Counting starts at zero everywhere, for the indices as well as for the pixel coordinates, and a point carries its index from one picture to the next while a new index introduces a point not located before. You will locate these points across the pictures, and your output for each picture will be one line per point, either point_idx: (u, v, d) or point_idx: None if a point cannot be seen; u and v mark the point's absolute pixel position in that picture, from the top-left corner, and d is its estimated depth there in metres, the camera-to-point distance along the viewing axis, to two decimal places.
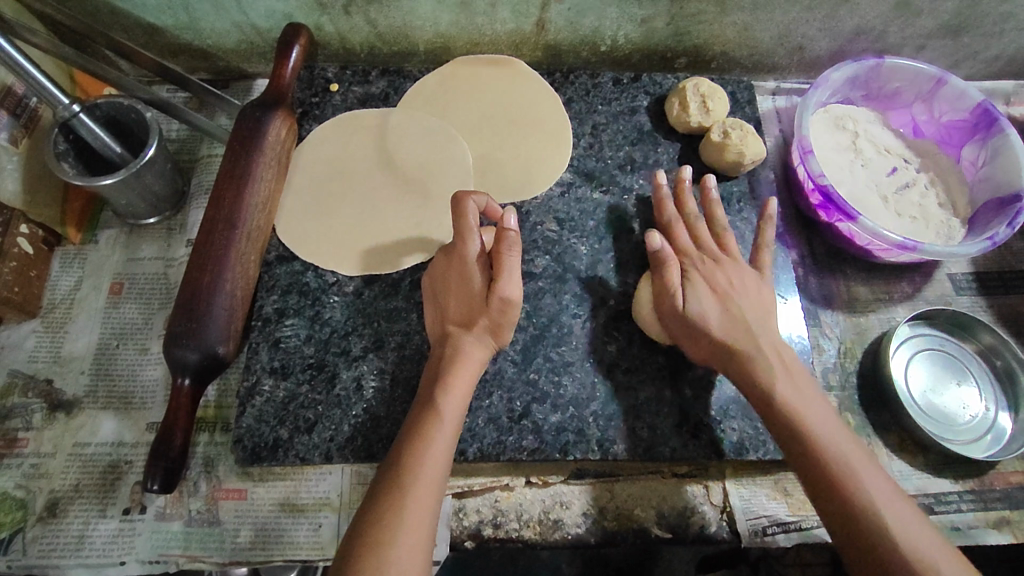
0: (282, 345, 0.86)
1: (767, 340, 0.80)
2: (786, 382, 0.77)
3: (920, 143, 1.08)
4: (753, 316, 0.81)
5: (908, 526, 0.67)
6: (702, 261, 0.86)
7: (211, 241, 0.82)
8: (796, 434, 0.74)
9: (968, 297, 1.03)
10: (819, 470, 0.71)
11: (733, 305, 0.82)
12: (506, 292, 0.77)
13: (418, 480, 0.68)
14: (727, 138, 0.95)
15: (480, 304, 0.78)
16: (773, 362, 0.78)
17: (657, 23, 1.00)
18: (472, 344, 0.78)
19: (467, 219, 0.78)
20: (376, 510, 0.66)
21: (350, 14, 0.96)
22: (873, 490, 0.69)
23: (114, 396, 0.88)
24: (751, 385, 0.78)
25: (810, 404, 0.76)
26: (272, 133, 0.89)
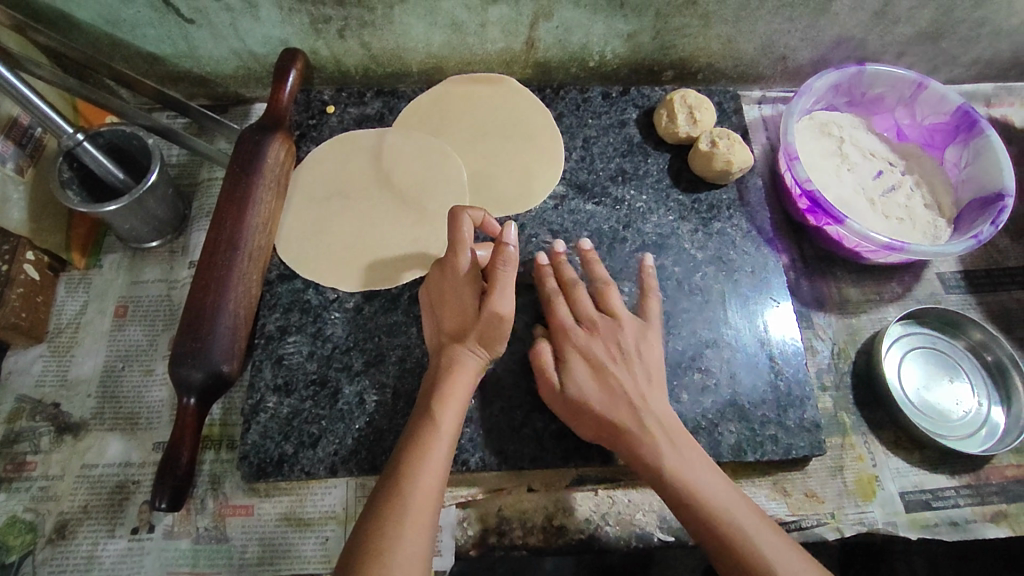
0: (285, 361, 0.87)
1: (664, 412, 0.78)
2: (627, 374, 0.80)
3: (904, 147, 1.10)
4: (638, 366, 0.81)
5: (698, 463, 0.75)
6: (582, 337, 0.83)
7: (213, 262, 0.84)
8: (665, 484, 0.74)
9: (957, 295, 1.05)
10: (696, 513, 0.71)
11: (602, 325, 0.84)
12: (499, 307, 0.79)
13: (417, 487, 0.69)
14: (715, 147, 0.98)
15: (474, 316, 0.80)
16: (655, 375, 0.81)
17: (643, 38, 1.03)
18: (467, 354, 0.79)
19: (460, 230, 0.80)
20: (377, 515, 0.67)
21: (344, 38, 0.99)
22: (734, 511, 0.70)
23: (120, 417, 0.89)
24: (630, 454, 0.77)
25: (676, 444, 0.76)
26: (271, 155, 0.92)
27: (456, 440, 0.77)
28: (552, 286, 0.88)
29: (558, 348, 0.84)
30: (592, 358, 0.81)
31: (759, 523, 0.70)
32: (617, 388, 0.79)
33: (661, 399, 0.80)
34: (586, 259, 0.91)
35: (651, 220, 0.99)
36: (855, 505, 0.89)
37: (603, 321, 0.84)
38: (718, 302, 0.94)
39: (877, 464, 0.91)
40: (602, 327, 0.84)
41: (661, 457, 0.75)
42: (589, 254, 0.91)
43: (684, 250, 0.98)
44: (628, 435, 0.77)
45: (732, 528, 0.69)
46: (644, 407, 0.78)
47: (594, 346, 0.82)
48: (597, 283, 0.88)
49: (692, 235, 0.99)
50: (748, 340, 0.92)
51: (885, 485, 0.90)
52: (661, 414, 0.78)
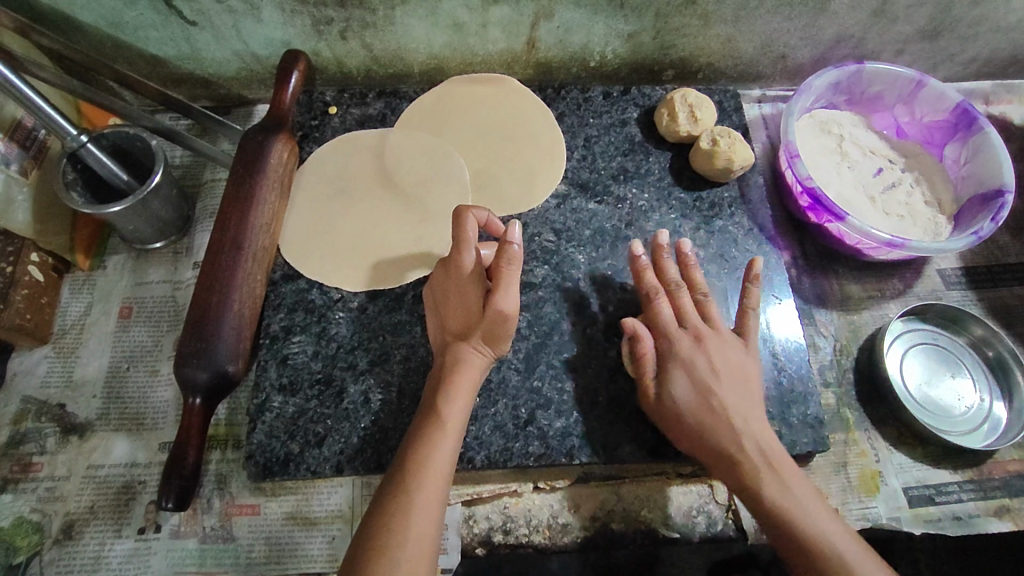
0: (290, 361, 0.88)
1: (759, 426, 0.77)
2: (728, 387, 0.78)
3: (904, 144, 1.11)
4: (723, 389, 0.78)
5: (794, 477, 0.74)
6: (688, 345, 0.81)
7: (218, 262, 0.85)
8: (759, 500, 0.73)
9: (958, 292, 1.05)
10: (796, 540, 0.70)
11: (715, 380, 0.78)
12: (503, 304, 0.78)
13: (422, 485, 0.70)
14: (716, 146, 0.98)
15: (479, 315, 0.80)
16: (729, 391, 0.78)
17: (643, 38, 1.03)
18: (471, 353, 0.79)
19: (465, 230, 0.80)
20: (383, 514, 0.68)
21: (346, 39, 0.99)
22: (843, 549, 0.68)
23: (125, 418, 0.89)
24: (734, 479, 0.75)
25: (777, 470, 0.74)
26: (275, 156, 0.92)
27: (461, 438, 0.77)
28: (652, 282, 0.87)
29: (704, 387, 0.78)
30: (696, 374, 0.79)
31: (841, 530, 0.70)
32: (728, 424, 0.76)
33: (747, 406, 0.78)
34: (662, 251, 0.89)
35: (653, 218, 1.00)
36: (859, 501, 0.89)
37: (685, 334, 0.82)
38: (721, 299, 0.95)
39: (879, 460, 0.92)
40: (703, 342, 0.81)
41: (780, 466, 0.74)
42: (688, 257, 0.90)
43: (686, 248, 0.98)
44: (725, 448, 0.76)
45: (830, 571, 0.67)
46: (742, 435, 0.75)
47: (659, 314, 0.84)
48: (669, 284, 0.87)
49: (694, 233, 0.99)
50: None
51: (887, 480, 0.91)
52: (730, 416, 0.76)
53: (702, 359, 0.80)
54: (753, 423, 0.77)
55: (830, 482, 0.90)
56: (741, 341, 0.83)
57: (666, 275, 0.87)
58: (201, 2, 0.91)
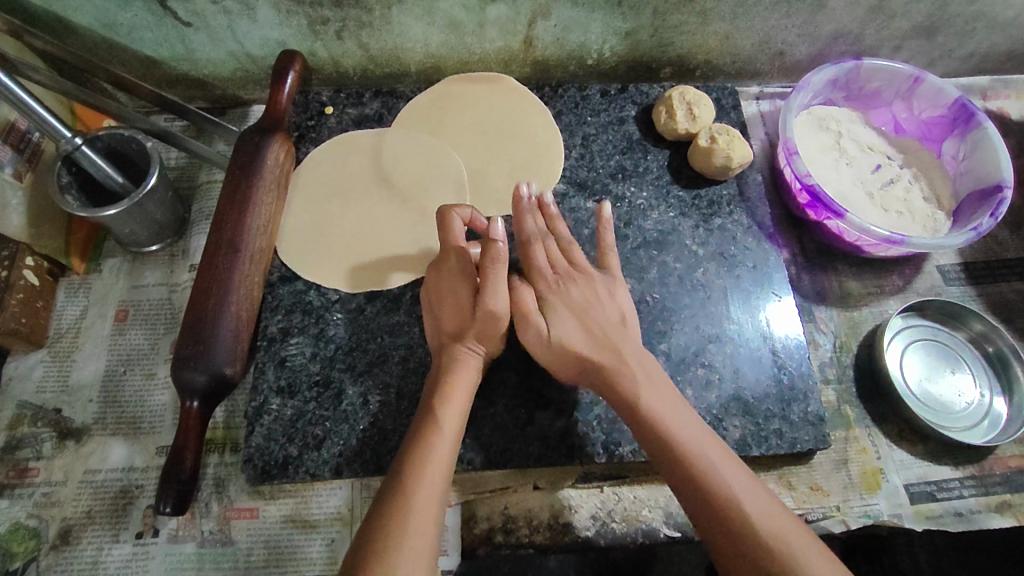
0: (288, 363, 0.87)
1: (674, 412, 0.72)
2: (607, 307, 0.82)
3: (902, 141, 1.11)
4: (632, 358, 0.77)
5: (672, 409, 0.73)
6: (557, 283, 0.84)
7: (215, 264, 0.84)
8: (682, 474, 0.68)
9: (958, 288, 1.05)
10: (705, 510, 0.65)
11: (596, 327, 0.80)
12: (493, 303, 0.78)
13: (420, 486, 0.69)
14: (714, 143, 0.98)
15: (472, 315, 0.79)
16: (625, 340, 0.79)
17: (641, 36, 1.03)
18: (467, 353, 0.79)
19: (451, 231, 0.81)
20: (382, 516, 0.67)
21: (342, 39, 0.99)
22: (721, 479, 0.66)
23: (122, 422, 0.88)
24: (659, 450, 0.71)
25: (657, 388, 0.75)
26: (271, 157, 0.91)
27: (459, 439, 0.77)
28: (563, 233, 0.88)
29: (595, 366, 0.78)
30: (573, 306, 0.81)
31: (767, 508, 0.64)
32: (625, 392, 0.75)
33: (661, 388, 0.75)
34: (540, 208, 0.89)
35: (652, 217, 1.00)
36: (860, 498, 0.89)
37: (574, 275, 0.85)
38: (720, 296, 0.94)
39: (880, 457, 0.91)
40: (575, 304, 0.81)
41: (680, 441, 0.70)
42: (606, 220, 0.87)
43: (685, 246, 0.98)
44: (644, 421, 0.73)
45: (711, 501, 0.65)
46: (646, 407, 0.73)
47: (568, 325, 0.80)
48: (562, 240, 0.87)
49: (692, 231, 0.99)
50: (750, 335, 0.92)
51: (889, 477, 0.90)
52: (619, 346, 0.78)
53: (600, 319, 0.80)
54: (650, 400, 0.73)
55: (831, 480, 0.90)
56: (620, 316, 0.82)
57: (560, 239, 0.87)
58: (195, 2, 0.90)
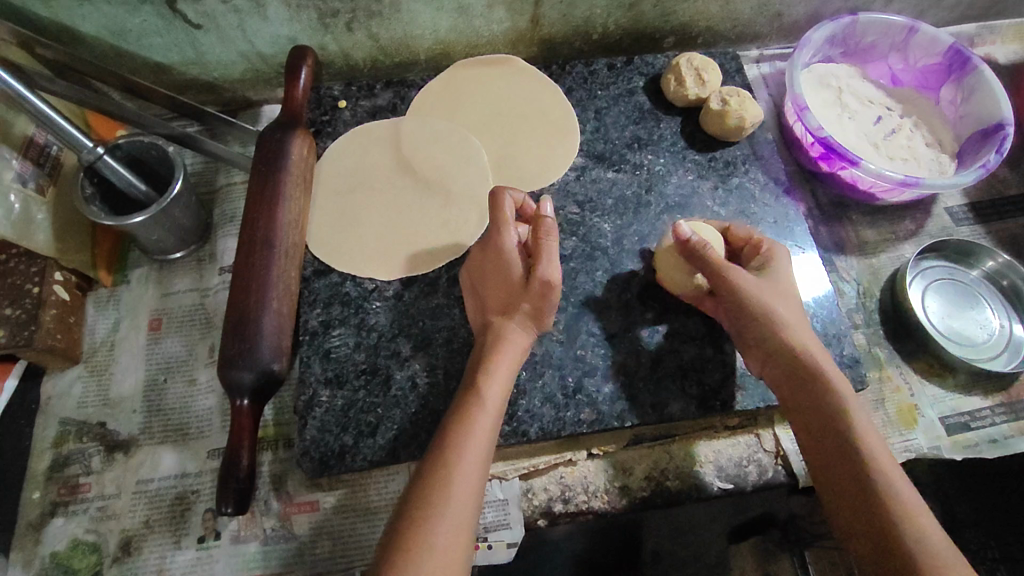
0: (333, 355, 0.87)
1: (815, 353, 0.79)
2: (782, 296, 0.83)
3: (899, 91, 1.15)
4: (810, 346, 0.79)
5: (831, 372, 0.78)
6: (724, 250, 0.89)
7: (252, 262, 0.85)
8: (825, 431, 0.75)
9: (967, 228, 1.08)
10: (864, 519, 0.69)
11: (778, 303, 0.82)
12: (547, 274, 0.78)
13: (462, 457, 0.70)
14: (726, 105, 1.01)
15: (522, 289, 0.80)
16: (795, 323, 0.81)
17: (644, 6, 1.04)
18: (515, 330, 0.80)
19: (503, 209, 0.82)
20: (424, 484, 0.69)
21: (352, 31, 0.99)
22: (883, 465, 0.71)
23: (170, 429, 0.87)
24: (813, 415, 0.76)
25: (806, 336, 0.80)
26: (295, 152, 0.92)
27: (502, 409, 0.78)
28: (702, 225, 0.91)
29: (804, 392, 0.77)
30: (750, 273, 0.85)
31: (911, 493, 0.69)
32: (837, 403, 0.75)
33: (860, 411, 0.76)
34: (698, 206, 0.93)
35: (672, 181, 1.02)
36: (899, 435, 0.91)
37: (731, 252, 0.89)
38: None
39: (914, 393, 0.94)
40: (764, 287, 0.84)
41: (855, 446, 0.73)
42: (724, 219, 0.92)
43: (707, 208, 1.00)
44: (830, 430, 0.74)
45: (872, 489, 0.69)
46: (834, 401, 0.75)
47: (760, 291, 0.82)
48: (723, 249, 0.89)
49: (713, 193, 1.01)
50: None
51: (924, 412, 0.93)
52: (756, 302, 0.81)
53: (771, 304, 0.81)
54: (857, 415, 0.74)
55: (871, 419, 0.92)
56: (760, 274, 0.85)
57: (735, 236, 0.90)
58: (206, 3, 0.90)
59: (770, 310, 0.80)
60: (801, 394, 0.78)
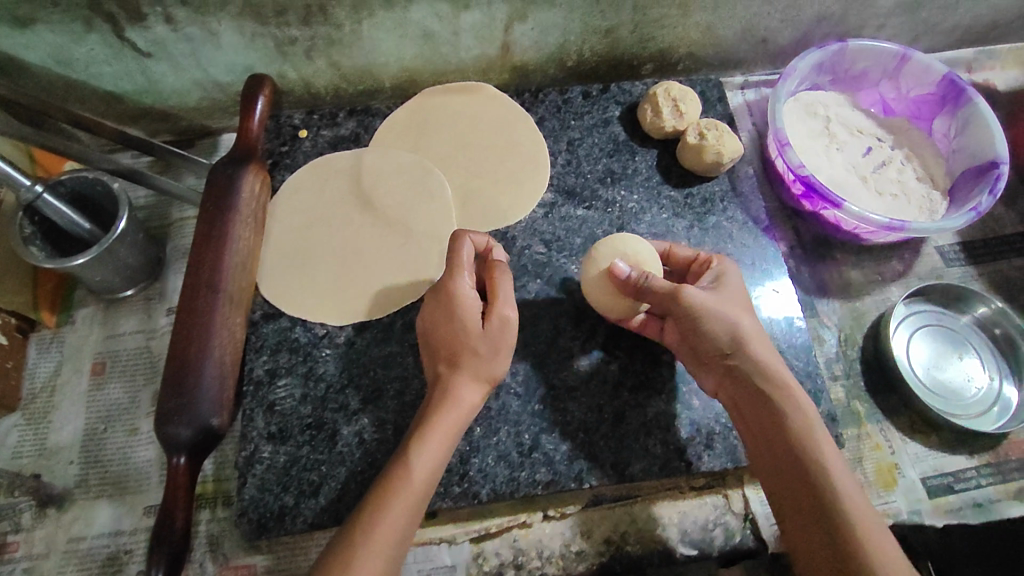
0: (278, 407, 0.82)
1: (773, 365, 0.74)
2: (738, 305, 0.77)
3: (891, 121, 1.09)
4: (767, 359, 0.74)
5: (787, 388, 0.73)
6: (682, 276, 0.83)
7: (194, 310, 0.79)
8: (784, 453, 0.70)
9: (958, 269, 1.02)
10: (815, 551, 0.64)
11: (736, 313, 0.75)
12: (505, 311, 0.76)
13: (387, 506, 0.66)
14: (704, 139, 0.95)
15: (475, 336, 0.75)
16: (755, 338, 0.75)
17: (621, 33, 0.98)
18: (463, 385, 0.75)
19: (458, 254, 0.78)
20: (347, 533, 0.65)
21: (312, 59, 0.93)
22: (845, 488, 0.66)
23: (107, 483, 0.83)
24: (770, 436, 0.72)
25: (766, 350, 0.75)
26: (246, 189, 0.86)
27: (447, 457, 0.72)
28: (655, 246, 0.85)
29: (761, 411, 0.73)
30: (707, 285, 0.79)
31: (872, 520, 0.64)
32: (794, 425, 0.70)
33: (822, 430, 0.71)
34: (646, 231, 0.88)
35: (645, 219, 0.96)
36: (878, 496, 0.85)
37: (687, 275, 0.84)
38: None
39: (894, 452, 0.88)
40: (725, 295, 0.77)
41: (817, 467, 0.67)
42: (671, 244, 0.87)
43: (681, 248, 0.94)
44: (790, 451, 0.69)
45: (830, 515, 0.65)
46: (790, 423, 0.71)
47: (717, 303, 0.75)
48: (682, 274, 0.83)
49: (688, 232, 0.96)
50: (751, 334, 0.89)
51: (905, 472, 0.87)
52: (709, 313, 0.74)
53: (724, 319, 0.75)
54: (816, 431, 0.70)
55: None
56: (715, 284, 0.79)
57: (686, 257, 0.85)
58: (154, 31, 0.84)
59: (733, 325, 0.75)
60: (762, 417, 0.73)
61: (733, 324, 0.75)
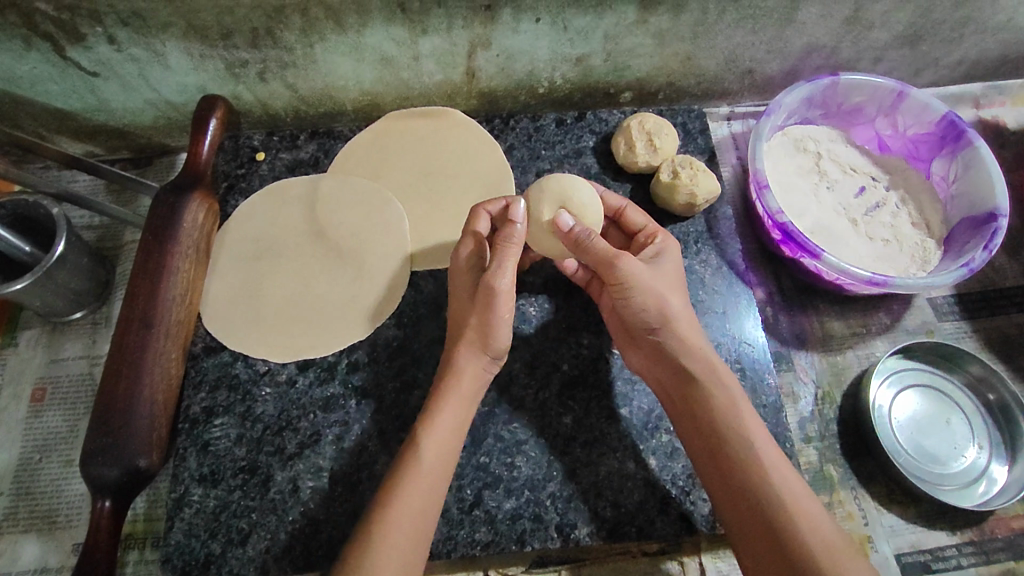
0: (212, 448, 0.79)
1: (700, 345, 0.73)
2: (668, 282, 0.75)
3: (886, 160, 1.02)
4: (694, 338, 0.73)
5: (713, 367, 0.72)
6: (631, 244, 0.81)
7: (126, 344, 0.77)
8: (711, 430, 0.69)
9: (951, 323, 0.95)
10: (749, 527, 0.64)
11: (665, 289, 0.74)
12: (496, 280, 0.72)
13: (394, 513, 0.65)
14: (676, 178, 0.90)
15: (472, 305, 0.76)
16: (683, 317, 0.74)
17: (593, 61, 0.94)
18: (462, 358, 0.75)
19: (474, 224, 0.79)
20: (354, 546, 0.64)
21: (266, 80, 0.91)
22: (773, 462, 0.66)
23: (36, 517, 0.81)
24: (698, 416, 0.70)
25: (692, 329, 0.74)
26: (189, 218, 0.84)
27: (454, 453, 0.72)
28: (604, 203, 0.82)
29: (688, 392, 0.71)
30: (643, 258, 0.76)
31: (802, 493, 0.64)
32: (721, 402, 0.69)
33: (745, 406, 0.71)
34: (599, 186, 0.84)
35: None
36: None
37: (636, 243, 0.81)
38: None
39: (869, 523, 0.82)
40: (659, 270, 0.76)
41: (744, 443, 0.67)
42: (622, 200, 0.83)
43: None
44: (716, 430, 0.69)
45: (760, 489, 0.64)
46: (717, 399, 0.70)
47: (648, 276, 0.73)
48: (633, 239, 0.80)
49: None
50: None
51: (879, 546, 0.81)
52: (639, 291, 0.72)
53: (652, 296, 0.73)
54: (742, 409, 0.70)
55: None
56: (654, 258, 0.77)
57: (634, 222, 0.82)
58: (99, 52, 0.82)
59: (662, 303, 0.73)
60: (685, 397, 0.72)
61: (660, 301, 0.73)
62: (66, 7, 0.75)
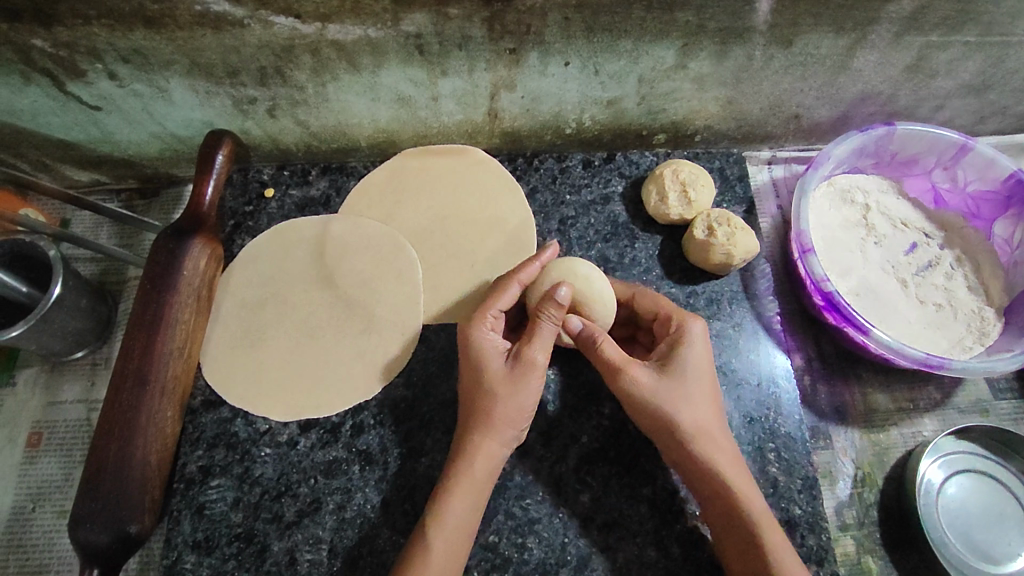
0: (207, 511, 0.75)
1: (721, 447, 0.69)
2: (692, 376, 0.70)
3: (943, 216, 0.93)
4: (715, 439, 0.69)
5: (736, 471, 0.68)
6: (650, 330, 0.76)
7: (118, 401, 0.72)
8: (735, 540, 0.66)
9: (1008, 402, 0.88)
10: None
11: (685, 386, 0.70)
12: (533, 357, 0.70)
13: None
14: (711, 237, 0.83)
15: (504, 384, 0.70)
16: (705, 417, 0.70)
17: (626, 104, 0.87)
18: (481, 444, 0.70)
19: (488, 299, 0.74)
20: None
21: (276, 117, 0.85)
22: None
23: (26, 571, 0.79)
24: (723, 524, 0.67)
25: (714, 428, 0.70)
26: (189, 265, 0.79)
27: (463, 547, 0.68)
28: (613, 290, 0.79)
29: (709, 498, 0.68)
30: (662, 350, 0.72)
31: None
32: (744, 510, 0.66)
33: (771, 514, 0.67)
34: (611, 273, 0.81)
35: None
36: None
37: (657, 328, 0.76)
38: None
39: None
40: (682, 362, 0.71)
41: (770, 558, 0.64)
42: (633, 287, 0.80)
43: None
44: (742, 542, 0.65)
45: None
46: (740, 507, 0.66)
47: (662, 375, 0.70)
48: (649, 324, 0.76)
49: None
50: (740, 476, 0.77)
51: None
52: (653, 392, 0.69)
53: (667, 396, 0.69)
54: (768, 518, 0.66)
55: None
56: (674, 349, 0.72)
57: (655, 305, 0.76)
58: (99, 87, 0.78)
59: (679, 403, 0.69)
60: (711, 508, 0.68)
61: (676, 403, 0.69)
62: (63, 45, 0.70)
